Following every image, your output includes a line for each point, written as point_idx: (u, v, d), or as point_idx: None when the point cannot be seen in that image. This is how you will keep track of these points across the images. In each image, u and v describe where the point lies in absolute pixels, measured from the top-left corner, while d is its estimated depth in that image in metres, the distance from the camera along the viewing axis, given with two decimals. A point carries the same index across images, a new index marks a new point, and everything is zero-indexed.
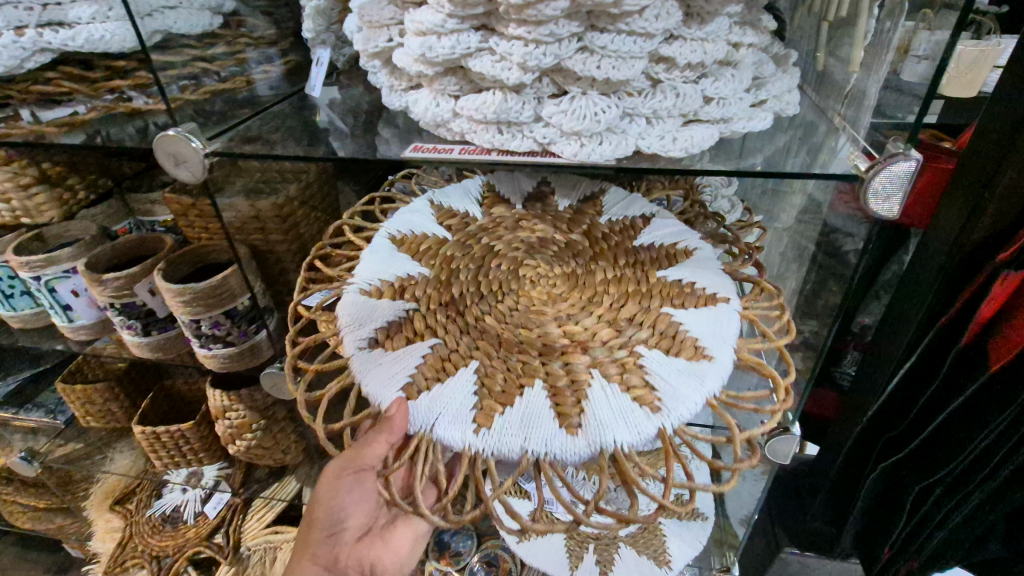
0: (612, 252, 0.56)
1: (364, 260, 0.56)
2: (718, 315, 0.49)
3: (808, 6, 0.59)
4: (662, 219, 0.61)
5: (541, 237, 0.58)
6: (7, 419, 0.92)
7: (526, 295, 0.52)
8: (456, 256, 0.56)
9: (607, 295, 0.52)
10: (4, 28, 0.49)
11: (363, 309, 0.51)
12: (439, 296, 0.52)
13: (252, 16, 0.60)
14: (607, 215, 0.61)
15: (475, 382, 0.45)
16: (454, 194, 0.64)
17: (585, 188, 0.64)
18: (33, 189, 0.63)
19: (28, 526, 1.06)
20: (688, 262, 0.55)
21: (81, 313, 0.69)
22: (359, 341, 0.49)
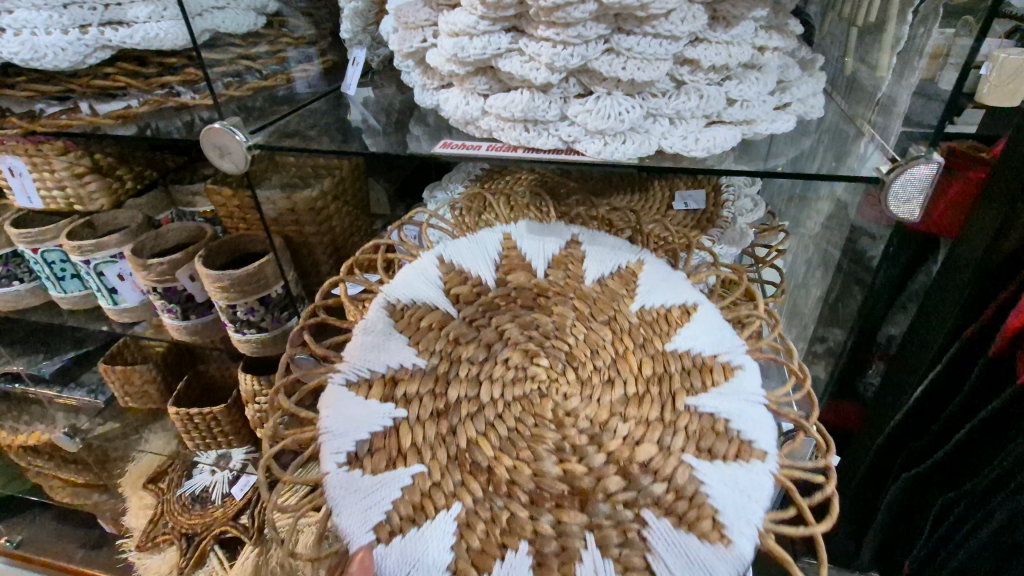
0: (637, 359, 0.51)
1: (356, 344, 0.51)
2: (749, 473, 0.42)
3: (838, 11, 0.59)
4: (701, 314, 0.53)
5: (558, 331, 0.54)
6: (53, 397, 0.97)
7: (529, 403, 0.48)
8: (466, 354, 0.52)
9: (622, 424, 0.46)
10: (69, 26, 0.52)
11: (346, 414, 0.47)
12: (438, 407, 0.48)
13: (294, 17, 0.63)
14: (638, 302, 0.54)
15: (454, 535, 0.41)
16: (469, 254, 0.59)
17: (619, 257, 0.58)
18: (87, 178, 0.67)
19: (67, 500, 1.11)
20: (726, 387, 0.48)
21: (125, 296, 0.72)
22: (337, 454, 0.45)
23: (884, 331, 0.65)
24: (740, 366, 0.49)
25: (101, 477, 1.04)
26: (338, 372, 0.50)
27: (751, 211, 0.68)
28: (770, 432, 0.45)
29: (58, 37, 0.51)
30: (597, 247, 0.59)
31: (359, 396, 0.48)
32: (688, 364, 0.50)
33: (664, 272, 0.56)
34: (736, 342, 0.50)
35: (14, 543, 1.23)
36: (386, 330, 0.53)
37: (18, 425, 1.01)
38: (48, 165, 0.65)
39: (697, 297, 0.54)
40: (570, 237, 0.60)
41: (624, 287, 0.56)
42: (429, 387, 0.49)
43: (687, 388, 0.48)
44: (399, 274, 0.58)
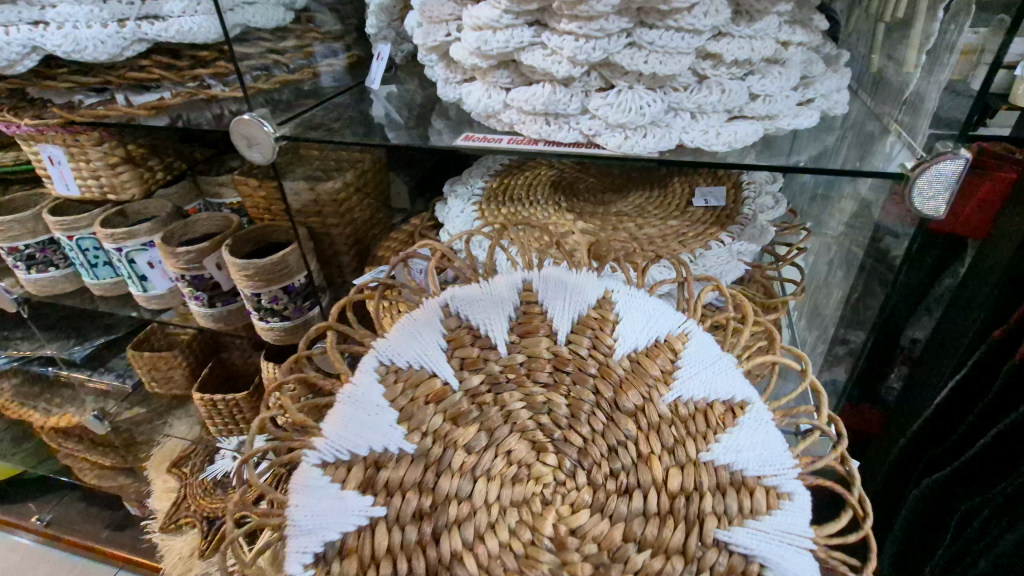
0: (662, 467, 0.46)
1: (338, 420, 0.48)
2: None
3: (866, 8, 0.58)
4: (750, 415, 0.47)
5: (572, 416, 0.51)
6: (83, 380, 1.00)
7: (529, 511, 0.47)
8: (463, 441, 0.49)
9: (638, 554, 0.43)
10: (108, 20, 0.54)
11: (315, 509, 0.44)
12: (422, 508, 0.45)
13: (321, 12, 0.64)
14: (674, 393, 0.49)
15: None
16: (482, 312, 0.54)
17: (657, 327, 0.53)
18: (119, 169, 0.69)
19: (94, 482, 1.15)
20: (768, 522, 0.42)
21: (155, 283, 0.75)
22: (302, 556, 0.43)
23: (908, 335, 0.64)
24: (789, 492, 0.44)
25: (126, 460, 1.08)
26: (313, 450, 0.47)
27: (772, 209, 0.66)
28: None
29: (98, 30, 0.53)
30: (633, 314, 0.53)
31: (333, 485, 0.45)
32: (723, 481, 0.45)
33: (712, 353, 0.50)
34: (788, 462, 0.45)
35: (44, 521, 1.28)
36: (375, 403, 0.49)
37: (50, 407, 1.05)
38: (84, 156, 0.67)
39: (750, 394, 0.48)
40: (603, 292, 0.55)
41: (656, 365, 0.51)
42: (416, 482, 0.47)
43: (718, 511, 0.43)
44: (397, 325, 0.54)
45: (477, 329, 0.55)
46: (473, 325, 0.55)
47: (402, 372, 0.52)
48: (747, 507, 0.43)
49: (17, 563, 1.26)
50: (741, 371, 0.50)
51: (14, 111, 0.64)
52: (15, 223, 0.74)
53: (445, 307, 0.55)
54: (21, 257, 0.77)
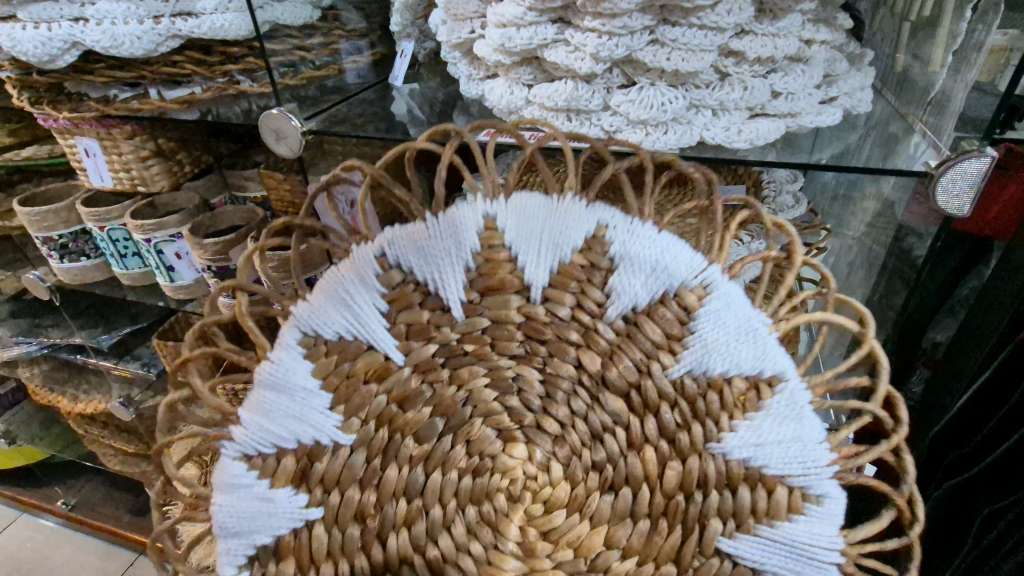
0: (655, 462, 0.42)
1: (260, 408, 0.45)
2: None
3: (892, 6, 0.58)
4: (780, 397, 0.40)
5: (547, 396, 0.47)
6: (109, 368, 1.03)
7: (493, 506, 0.46)
8: (416, 429, 0.47)
9: (621, 563, 0.41)
10: (144, 17, 0.56)
11: (238, 513, 0.43)
12: (364, 507, 0.45)
13: (347, 10, 0.65)
14: (682, 366, 0.42)
15: None
16: (429, 266, 0.46)
17: (662, 277, 0.43)
18: (149, 161, 0.71)
19: (118, 467, 1.18)
20: (785, 532, 0.38)
21: (182, 274, 0.76)
22: (235, 558, 0.44)
23: (929, 338, 0.63)
24: (819, 495, 0.39)
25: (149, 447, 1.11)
26: (231, 441, 0.45)
27: (791, 209, 0.66)
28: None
29: (135, 27, 0.55)
30: (632, 261, 0.43)
31: (260, 484, 0.44)
32: (734, 475, 0.40)
33: (736, 313, 0.42)
34: (823, 460, 0.38)
35: (70, 505, 1.32)
36: (301, 386, 0.45)
37: (78, 393, 1.08)
38: (116, 149, 0.69)
39: (783, 367, 0.41)
40: (592, 226, 0.45)
41: (657, 328, 0.43)
42: (356, 478, 0.45)
43: (726, 511, 0.40)
44: (322, 285, 0.46)
45: (424, 283, 0.47)
46: (419, 280, 0.47)
47: (333, 345, 0.46)
48: (763, 508, 0.39)
49: (45, 544, 1.31)
50: (775, 337, 0.41)
51: (52, 105, 0.66)
52: (49, 213, 0.76)
53: (381, 257, 0.47)
54: (54, 246, 0.80)
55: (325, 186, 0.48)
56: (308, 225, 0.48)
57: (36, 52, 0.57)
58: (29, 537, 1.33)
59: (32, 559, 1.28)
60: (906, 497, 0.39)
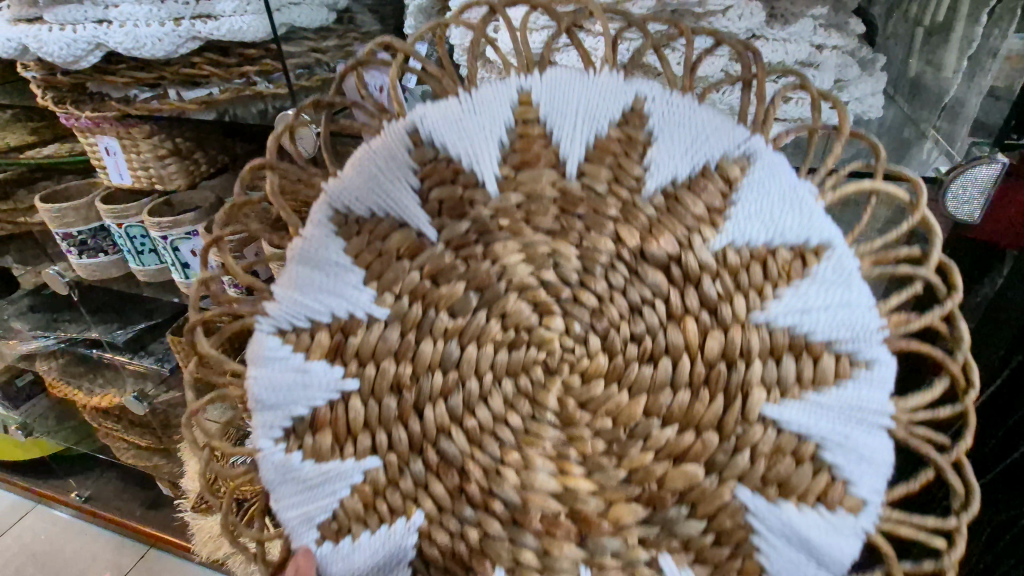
0: (697, 331, 0.41)
1: (290, 280, 0.43)
2: (836, 527, 0.38)
3: (904, 12, 0.57)
4: (827, 264, 0.39)
5: (585, 271, 0.43)
6: (124, 363, 1.04)
7: (529, 379, 0.43)
8: (447, 305, 0.43)
9: (663, 431, 0.40)
10: (166, 20, 0.57)
11: (274, 383, 0.42)
12: (401, 378, 0.43)
13: (362, 13, 0.66)
14: (724, 239, 0.41)
15: (413, 547, 0.41)
16: (463, 141, 0.43)
17: (708, 148, 0.41)
18: (167, 160, 0.72)
19: (131, 460, 1.20)
20: (833, 397, 0.38)
21: (196, 271, 0.78)
22: (271, 431, 0.43)
23: None
24: (868, 360, 0.39)
25: (161, 441, 1.12)
26: (265, 315, 0.43)
27: None
28: (881, 473, 0.38)
29: (156, 29, 0.57)
30: (676, 131, 0.42)
31: (294, 357, 0.43)
32: (777, 344, 0.40)
33: (781, 183, 0.40)
34: (873, 324, 0.38)
35: (82, 498, 1.34)
36: (333, 261, 0.43)
37: (93, 387, 1.10)
38: (135, 147, 0.71)
39: (831, 235, 0.39)
40: (630, 99, 0.43)
41: (700, 202, 0.41)
42: (392, 350, 0.43)
43: (769, 381, 0.40)
44: (350, 160, 0.44)
45: (457, 161, 0.44)
46: (452, 156, 0.44)
47: (364, 221, 0.44)
48: (808, 376, 0.39)
49: (58, 535, 1.34)
50: (821, 204, 0.40)
51: (75, 104, 0.68)
52: (70, 210, 0.78)
53: (413, 133, 0.44)
54: (74, 242, 0.81)
55: (356, 65, 0.45)
56: (337, 103, 0.45)
57: (61, 53, 0.58)
58: (45, 528, 1.36)
59: (45, 551, 1.31)
60: (958, 364, 0.39)
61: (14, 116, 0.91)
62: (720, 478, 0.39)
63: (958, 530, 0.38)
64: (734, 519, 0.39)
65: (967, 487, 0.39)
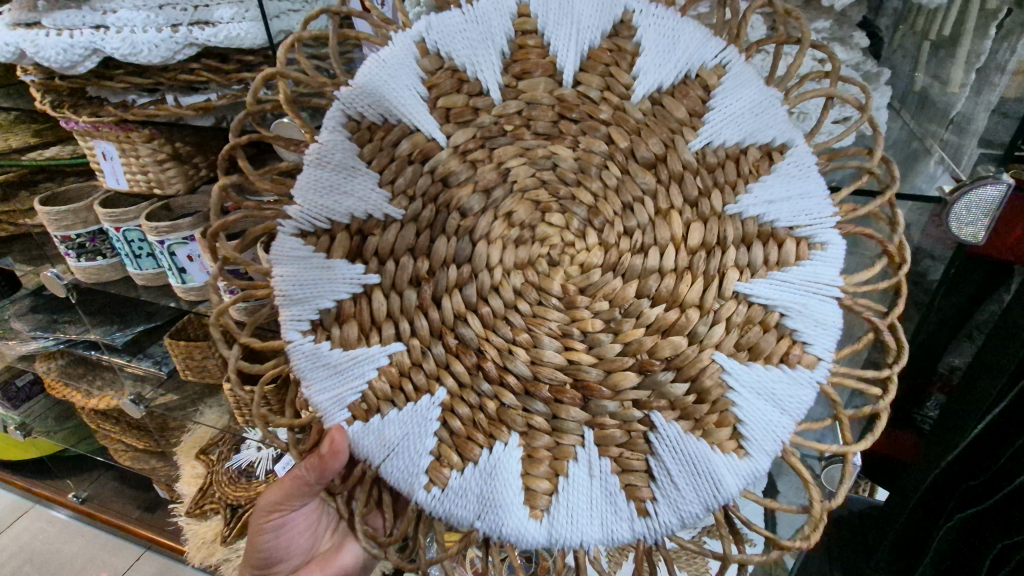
0: (683, 222, 0.43)
1: (308, 184, 0.45)
2: (796, 381, 0.42)
3: (910, 24, 0.54)
4: (789, 160, 0.43)
5: (581, 171, 0.45)
6: (122, 365, 1.04)
7: (535, 272, 0.46)
8: (457, 202, 0.45)
9: (651, 309, 0.44)
10: (164, 26, 0.57)
11: (302, 279, 0.46)
12: (419, 272, 0.46)
13: None
14: (702, 140, 0.43)
15: (437, 419, 0.45)
16: (466, 45, 0.43)
17: (700, 56, 0.43)
18: (166, 165, 0.72)
19: (129, 463, 1.20)
20: (794, 273, 0.42)
21: (194, 275, 0.77)
22: (299, 323, 0.47)
23: (946, 361, 0.59)
24: (823, 243, 0.43)
25: (159, 444, 1.12)
26: (287, 218, 0.46)
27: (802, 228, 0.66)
28: (833, 334, 0.42)
29: (153, 35, 0.56)
30: (662, 42, 0.42)
31: (319, 254, 0.46)
32: (749, 233, 0.43)
33: (751, 92, 0.42)
34: (826, 212, 0.43)
35: (80, 498, 1.34)
36: (351, 165, 0.45)
37: (91, 389, 1.10)
38: (134, 152, 0.70)
39: (792, 133, 0.43)
40: (620, 11, 0.43)
41: (682, 107, 0.43)
42: (409, 248, 0.46)
43: (742, 265, 0.43)
44: (363, 66, 0.44)
45: (462, 71, 0.44)
46: (456, 66, 0.44)
47: (377, 127, 0.45)
48: (774, 259, 0.43)
49: (55, 537, 1.33)
50: (785, 108, 0.42)
51: (73, 109, 0.69)
52: (68, 213, 0.78)
53: (421, 43, 0.44)
54: (72, 245, 0.81)
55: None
56: (342, 14, 0.43)
57: (58, 58, 0.58)
58: (43, 528, 1.36)
59: (44, 551, 1.31)
60: (895, 245, 0.44)
61: (17, 119, 0.91)
62: (701, 347, 0.43)
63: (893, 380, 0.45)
64: (713, 379, 0.42)
65: (901, 346, 0.46)
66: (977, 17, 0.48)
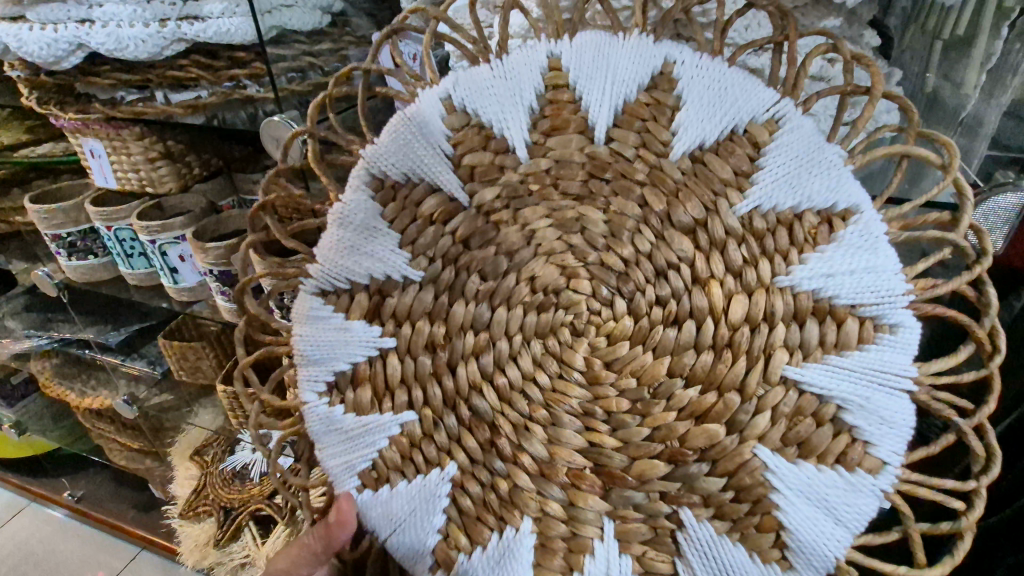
0: (723, 295, 0.40)
1: (330, 240, 0.45)
2: (856, 491, 0.37)
3: (921, 23, 0.50)
4: (854, 228, 0.38)
5: (612, 235, 0.42)
6: (117, 365, 1.02)
7: (557, 340, 0.43)
8: (477, 266, 0.44)
9: (686, 391, 0.40)
10: (151, 20, 0.56)
11: (319, 340, 0.45)
12: (435, 338, 0.44)
13: (357, 17, 0.62)
14: (749, 204, 0.39)
15: (446, 497, 0.43)
16: (494, 102, 0.43)
17: (745, 109, 0.40)
18: (157, 163, 0.70)
19: (123, 462, 1.19)
20: (855, 360, 0.37)
21: (185, 277, 0.76)
22: (316, 384, 0.46)
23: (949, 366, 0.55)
24: (892, 324, 0.37)
25: (154, 445, 1.11)
26: (310, 276, 0.46)
27: None
28: (902, 436, 0.36)
29: (140, 30, 0.55)
30: (704, 95, 0.40)
31: (336, 316, 0.45)
32: (802, 308, 0.39)
33: (807, 146, 0.38)
34: (898, 289, 0.37)
35: (75, 498, 1.33)
36: (373, 225, 0.44)
37: (86, 389, 1.09)
38: (125, 149, 0.69)
39: (858, 198, 0.38)
40: (660, 63, 0.42)
41: (728, 166, 0.40)
42: (426, 311, 0.44)
43: (792, 344, 0.39)
44: (388, 127, 0.44)
45: (488, 127, 0.43)
46: (483, 123, 0.43)
47: (400, 186, 0.45)
48: (831, 340, 0.38)
49: (53, 536, 1.32)
50: (850, 167, 0.38)
51: (60, 106, 0.68)
52: (58, 212, 0.77)
53: (447, 100, 0.44)
54: (63, 244, 0.80)
55: (391, 34, 0.44)
56: (376, 71, 0.44)
57: (41, 53, 0.58)
58: (38, 528, 1.34)
59: (39, 551, 1.29)
60: (986, 331, 0.37)
61: (9, 114, 0.90)
62: (741, 437, 0.39)
63: (979, 492, 0.37)
64: (753, 478, 0.38)
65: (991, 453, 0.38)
66: (992, 15, 0.47)
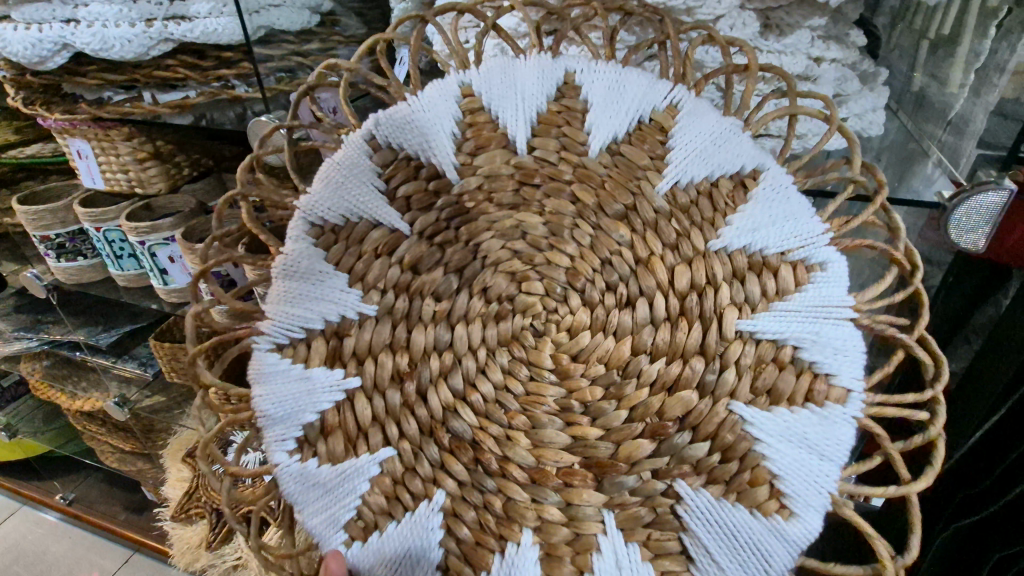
0: (666, 267, 0.41)
1: (276, 290, 0.43)
2: (831, 423, 0.37)
3: (909, 22, 0.53)
4: (765, 185, 0.41)
5: (553, 235, 0.43)
6: (108, 367, 1.01)
7: (522, 347, 0.43)
8: (429, 289, 0.44)
9: (651, 366, 0.40)
10: (137, 20, 0.56)
11: (281, 396, 0.42)
12: (399, 369, 0.43)
13: (346, 16, 0.63)
14: (668, 181, 0.41)
15: (441, 529, 0.40)
16: (416, 135, 0.44)
17: (642, 105, 0.43)
18: (146, 164, 0.70)
19: (116, 464, 1.18)
20: (798, 301, 0.38)
21: (175, 277, 0.76)
22: (284, 443, 0.43)
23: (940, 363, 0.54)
24: (822, 263, 0.39)
25: (145, 446, 1.10)
26: (262, 334, 0.44)
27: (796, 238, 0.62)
28: (858, 360, 0.37)
29: (126, 29, 0.55)
30: (605, 97, 0.43)
31: (295, 366, 0.43)
32: (739, 267, 0.40)
33: (708, 123, 0.42)
34: (818, 230, 0.39)
35: (67, 499, 1.33)
36: (319, 270, 0.44)
37: (76, 391, 1.09)
38: (114, 150, 0.69)
39: (761, 158, 0.41)
40: (561, 75, 0.45)
41: (645, 152, 0.43)
42: (386, 344, 0.43)
43: (739, 301, 0.39)
44: (318, 174, 0.44)
45: (416, 158, 0.45)
46: (409, 154, 0.45)
47: (341, 228, 0.45)
48: (772, 290, 0.39)
49: (44, 538, 1.31)
50: (747, 134, 0.42)
51: (46, 106, 0.67)
52: (46, 213, 0.76)
53: (371, 140, 0.45)
54: (51, 245, 0.80)
55: (309, 91, 0.47)
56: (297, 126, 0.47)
57: (26, 53, 0.58)
58: (30, 531, 1.33)
59: (31, 552, 1.28)
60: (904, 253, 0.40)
61: None
62: (713, 399, 0.38)
63: (938, 401, 0.38)
64: (734, 434, 0.38)
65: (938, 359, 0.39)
66: (977, 15, 0.47)
